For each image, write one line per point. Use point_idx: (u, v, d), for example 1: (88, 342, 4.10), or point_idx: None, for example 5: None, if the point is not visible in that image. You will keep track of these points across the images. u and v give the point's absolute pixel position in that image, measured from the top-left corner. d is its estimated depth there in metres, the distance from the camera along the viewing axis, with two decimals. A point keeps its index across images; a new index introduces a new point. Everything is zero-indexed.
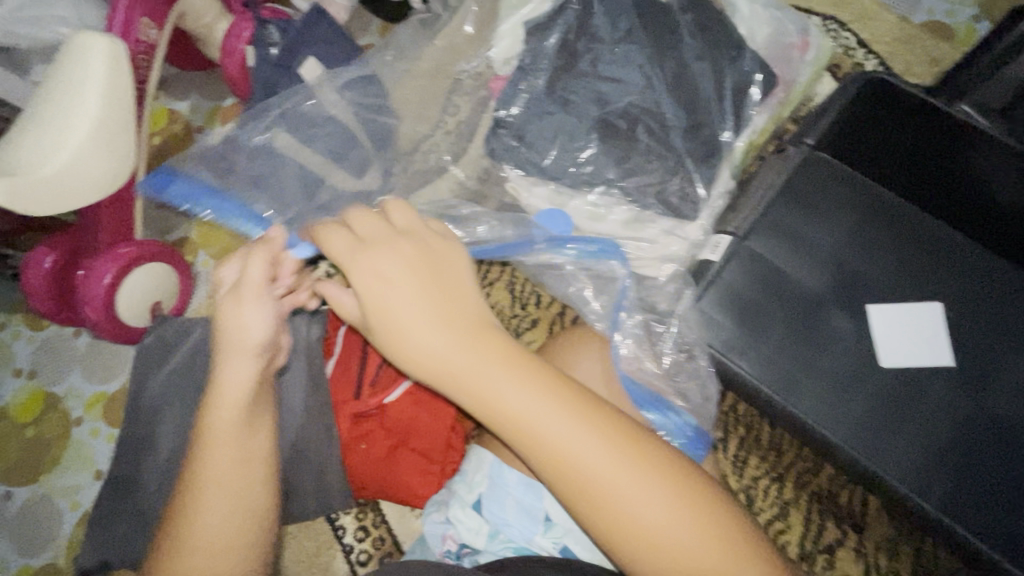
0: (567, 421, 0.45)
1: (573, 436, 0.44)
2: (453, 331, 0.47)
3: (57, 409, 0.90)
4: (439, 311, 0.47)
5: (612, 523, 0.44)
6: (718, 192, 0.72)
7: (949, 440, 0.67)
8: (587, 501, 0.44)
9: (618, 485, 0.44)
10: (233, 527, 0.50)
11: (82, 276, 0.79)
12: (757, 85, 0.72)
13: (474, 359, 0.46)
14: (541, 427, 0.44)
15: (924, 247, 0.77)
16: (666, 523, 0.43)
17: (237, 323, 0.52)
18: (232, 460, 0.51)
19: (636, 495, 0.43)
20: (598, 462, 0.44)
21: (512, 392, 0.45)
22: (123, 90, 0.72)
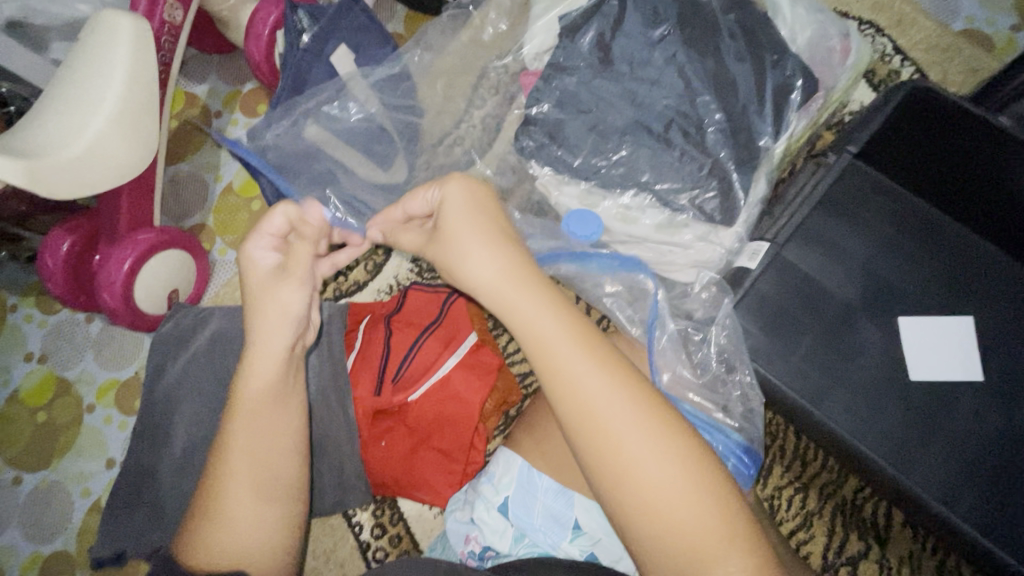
0: (617, 394, 0.46)
1: (619, 409, 0.46)
2: (517, 290, 0.49)
3: (69, 395, 0.88)
4: (507, 270, 0.49)
5: (634, 500, 0.44)
6: (755, 198, 0.71)
7: (979, 456, 0.66)
8: (616, 473, 0.45)
9: (650, 466, 0.44)
10: (264, 503, 0.52)
11: (100, 261, 0.77)
12: (798, 90, 0.70)
13: (536, 316, 0.48)
14: (605, 389, 0.46)
15: (955, 259, 0.76)
16: (686, 512, 0.43)
17: (274, 305, 0.52)
18: (266, 445, 0.52)
19: (666, 477, 0.44)
20: (637, 440, 0.45)
21: (582, 349, 0.47)
22: (147, 72, 0.70)
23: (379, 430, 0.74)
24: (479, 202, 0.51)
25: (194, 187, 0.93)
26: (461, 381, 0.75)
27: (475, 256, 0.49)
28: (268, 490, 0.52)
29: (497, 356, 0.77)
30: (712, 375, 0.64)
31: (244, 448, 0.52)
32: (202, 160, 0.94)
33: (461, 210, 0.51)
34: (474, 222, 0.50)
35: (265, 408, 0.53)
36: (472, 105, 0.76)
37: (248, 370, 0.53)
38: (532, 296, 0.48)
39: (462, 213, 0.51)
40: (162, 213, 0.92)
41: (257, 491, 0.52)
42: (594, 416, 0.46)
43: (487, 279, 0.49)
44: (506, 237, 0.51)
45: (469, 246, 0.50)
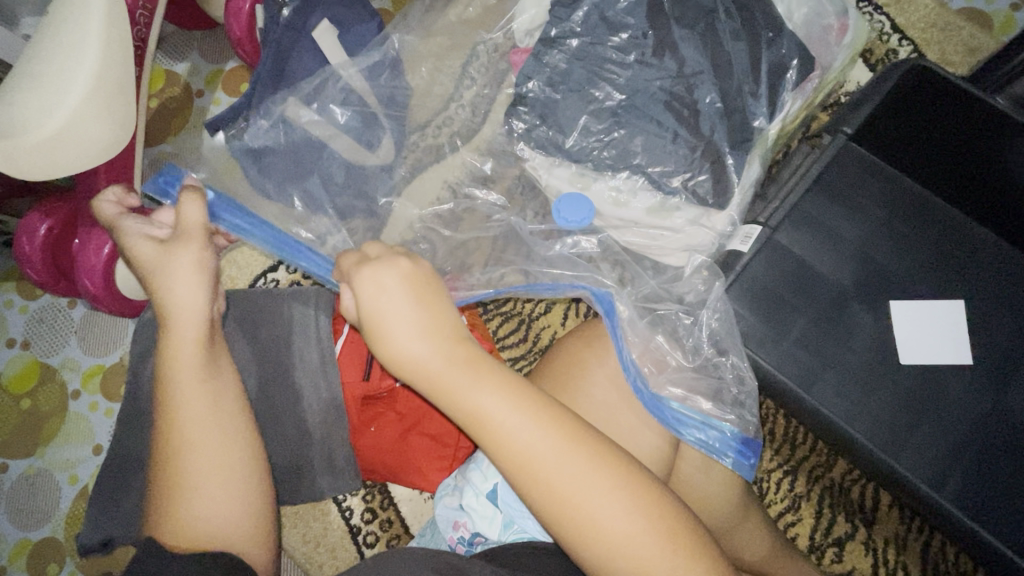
0: (554, 441, 0.46)
1: (556, 456, 0.46)
2: (448, 355, 0.49)
3: (54, 381, 0.87)
4: (429, 342, 0.49)
5: (587, 544, 0.45)
6: (748, 181, 0.69)
7: (965, 438, 0.67)
8: (558, 514, 0.45)
9: (596, 499, 0.45)
10: (229, 464, 0.51)
11: (79, 246, 0.76)
12: (794, 70, 0.68)
13: (458, 384, 0.48)
14: (530, 443, 0.46)
15: (949, 242, 0.75)
16: (631, 542, 0.44)
17: (180, 271, 0.54)
18: (201, 407, 0.51)
19: (611, 511, 0.45)
20: (580, 481, 0.45)
21: (503, 413, 0.47)
22: (121, 46, 0.67)
23: (369, 415, 0.74)
24: (394, 270, 0.51)
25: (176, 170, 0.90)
26: None
27: (401, 332, 0.49)
28: (226, 446, 0.51)
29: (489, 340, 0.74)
30: (705, 360, 0.64)
31: (199, 408, 0.51)
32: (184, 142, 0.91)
33: (383, 282, 0.50)
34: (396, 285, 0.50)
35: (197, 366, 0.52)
36: (462, 85, 0.74)
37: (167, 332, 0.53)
38: (459, 360, 0.49)
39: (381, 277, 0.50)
40: None
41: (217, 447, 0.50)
42: (535, 467, 0.46)
43: (414, 354, 0.49)
44: (427, 305, 0.51)
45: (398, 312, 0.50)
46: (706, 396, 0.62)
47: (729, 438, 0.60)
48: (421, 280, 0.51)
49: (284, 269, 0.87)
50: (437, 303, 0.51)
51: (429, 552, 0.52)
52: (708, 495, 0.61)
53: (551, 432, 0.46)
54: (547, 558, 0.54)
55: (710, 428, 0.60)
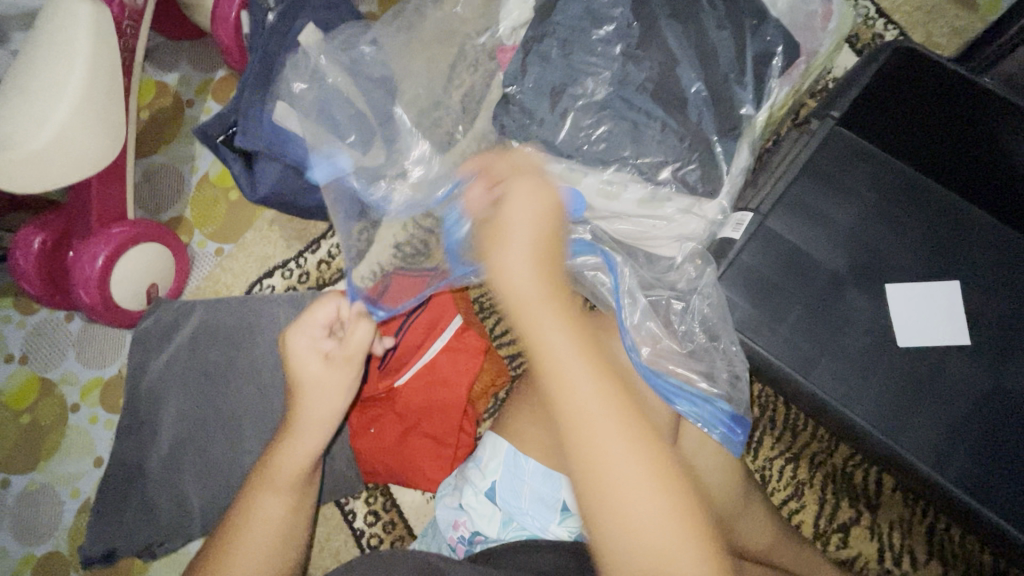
0: (611, 399, 0.44)
1: (604, 410, 0.44)
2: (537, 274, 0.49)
3: (53, 396, 0.87)
4: (528, 261, 0.49)
5: (610, 510, 0.42)
6: (739, 166, 0.69)
7: (965, 418, 0.67)
8: (590, 470, 0.43)
9: (634, 472, 0.42)
10: (276, 547, 0.52)
11: (73, 260, 0.75)
12: (779, 56, 0.68)
13: (538, 308, 0.47)
14: (588, 394, 0.44)
15: (943, 223, 0.75)
16: (655, 522, 0.41)
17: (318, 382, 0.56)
18: (268, 530, 0.52)
19: (645, 491, 0.42)
20: (622, 443, 0.43)
21: (574, 355, 0.45)
22: (108, 59, 0.67)
23: (368, 418, 0.74)
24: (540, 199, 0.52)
25: (169, 180, 0.91)
26: (445, 365, 0.74)
27: (509, 243, 0.49)
28: (284, 533, 0.53)
29: (483, 337, 0.75)
30: (700, 343, 0.65)
31: (266, 504, 0.53)
32: (177, 152, 0.91)
33: (518, 201, 0.51)
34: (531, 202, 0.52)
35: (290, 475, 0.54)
36: (450, 84, 0.74)
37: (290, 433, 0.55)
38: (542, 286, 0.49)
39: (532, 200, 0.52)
40: (138, 207, 0.90)
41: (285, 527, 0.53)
42: (582, 410, 0.44)
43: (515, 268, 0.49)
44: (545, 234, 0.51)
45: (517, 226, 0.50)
46: (704, 377, 0.63)
47: (722, 415, 0.61)
48: (553, 214, 0.52)
49: (279, 274, 0.86)
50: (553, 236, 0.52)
51: (425, 555, 0.52)
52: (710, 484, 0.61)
53: (608, 390, 0.45)
54: (547, 554, 0.54)
55: (705, 403, 0.61)
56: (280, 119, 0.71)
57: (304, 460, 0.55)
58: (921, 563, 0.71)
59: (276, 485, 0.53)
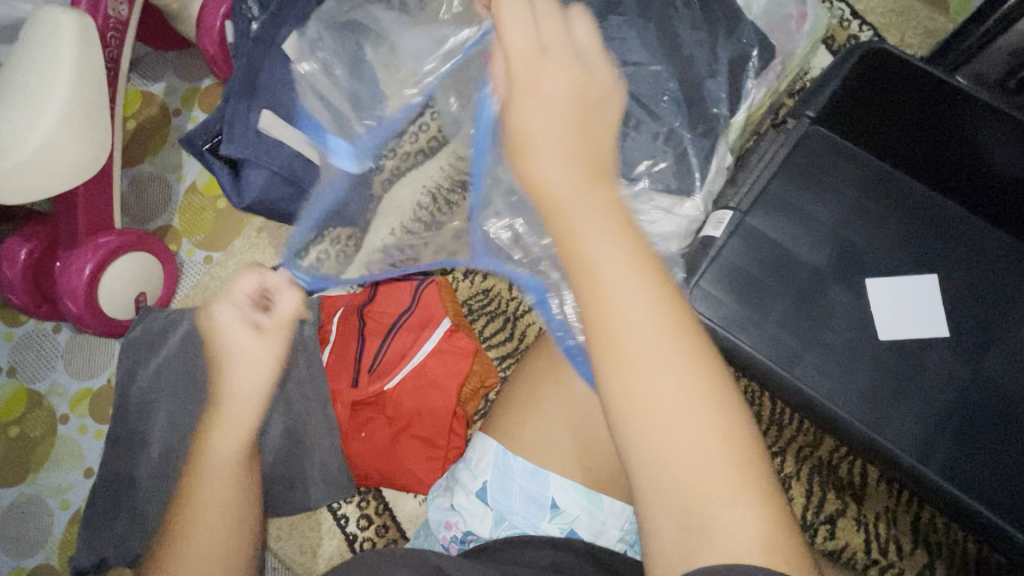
0: (644, 283, 0.37)
1: (625, 276, 0.38)
2: (559, 152, 0.41)
3: (42, 407, 0.87)
4: (562, 144, 0.41)
5: (627, 403, 0.36)
6: (722, 167, 0.71)
7: (946, 408, 0.69)
8: (608, 357, 0.37)
9: (664, 350, 0.36)
10: (229, 534, 0.53)
11: (60, 269, 0.76)
12: (755, 58, 0.69)
13: (564, 198, 0.40)
14: (613, 275, 0.37)
15: (922, 218, 0.77)
16: (682, 424, 0.35)
17: (243, 371, 0.56)
18: (219, 519, 0.52)
19: (671, 392, 0.35)
20: (650, 318, 0.37)
21: (598, 239, 0.39)
22: (93, 69, 0.68)
23: (359, 421, 0.75)
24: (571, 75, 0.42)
25: (157, 189, 0.91)
26: (435, 366, 0.74)
27: (539, 118, 0.41)
28: (236, 520, 0.54)
29: (473, 339, 0.75)
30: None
31: (218, 499, 0.53)
32: (164, 160, 0.92)
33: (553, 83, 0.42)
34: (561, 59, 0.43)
35: (235, 461, 0.55)
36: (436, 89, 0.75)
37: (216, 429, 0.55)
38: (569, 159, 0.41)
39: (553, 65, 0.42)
40: (125, 216, 0.90)
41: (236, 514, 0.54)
42: (602, 287, 0.37)
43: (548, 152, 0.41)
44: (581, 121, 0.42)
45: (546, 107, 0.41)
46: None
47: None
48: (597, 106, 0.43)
49: None
50: (592, 117, 0.43)
51: (423, 557, 0.52)
52: None
53: (638, 264, 0.38)
54: (537, 550, 0.55)
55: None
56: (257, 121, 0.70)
57: (238, 451, 0.55)
58: (906, 552, 0.72)
59: (218, 480, 0.53)
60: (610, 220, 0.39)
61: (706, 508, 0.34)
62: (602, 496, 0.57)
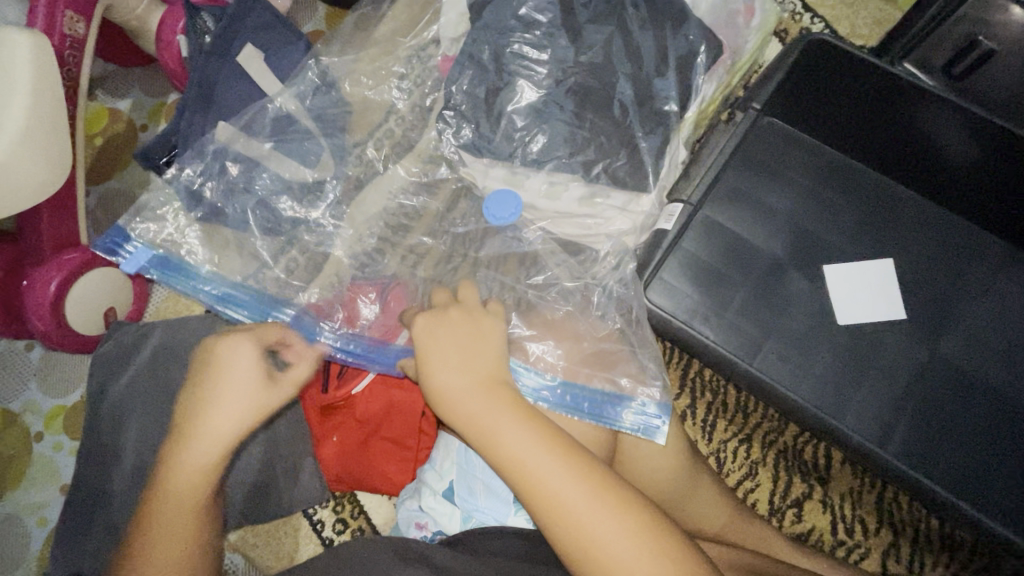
0: (536, 441, 0.53)
1: (522, 436, 0.53)
2: (476, 392, 0.56)
3: (16, 426, 0.87)
4: (457, 345, 0.58)
5: (572, 539, 0.50)
6: (675, 162, 0.74)
7: (903, 389, 0.70)
8: (544, 505, 0.51)
9: (587, 505, 0.50)
10: (191, 537, 0.56)
11: (27, 287, 0.76)
12: (703, 55, 0.71)
13: (465, 401, 0.56)
14: (513, 446, 0.53)
15: (875, 202, 0.78)
16: (616, 538, 0.49)
17: (234, 395, 0.59)
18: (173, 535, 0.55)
19: (592, 515, 0.50)
20: (567, 486, 0.51)
21: (499, 426, 0.54)
22: (50, 88, 0.69)
23: (329, 426, 0.75)
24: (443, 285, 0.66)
25: (125, 204, 0.91)
26: None
27: (436, 335, 0.59)
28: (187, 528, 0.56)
29: None
30: (614, 329, 0.68)
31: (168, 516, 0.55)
32: (132, 176, 0.92)
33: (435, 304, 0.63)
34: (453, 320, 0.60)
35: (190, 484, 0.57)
36: (397, 97, 0.77)
37: (189, 440, 0.58)
38: (484, 402, 0.55)
39: (450, 332, 0.59)
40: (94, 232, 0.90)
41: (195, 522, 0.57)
42: (509, 452, 0.53)
43: (445, 356, 0.58)
44: (466, 320, 0.60)
45: (434, 333, 0.59)
46: (629, 376, 0.65)
47: (642, 410, 0.64)
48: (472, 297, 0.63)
49: None
50: (480, 346, 0.59)
51: (400, 542, 0.54)
52: (655, 468, 0.66)
53: (529, 431, 0.53)
54: (505, 542, 0.56)
55: (626, 402, 0.64)
56: (211, 134, 0.73)
57: (201, 469, 0.57)
58: (872, 532, 0.73)
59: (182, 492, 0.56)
60: (500, 404, 0.55)
61: None
62: None
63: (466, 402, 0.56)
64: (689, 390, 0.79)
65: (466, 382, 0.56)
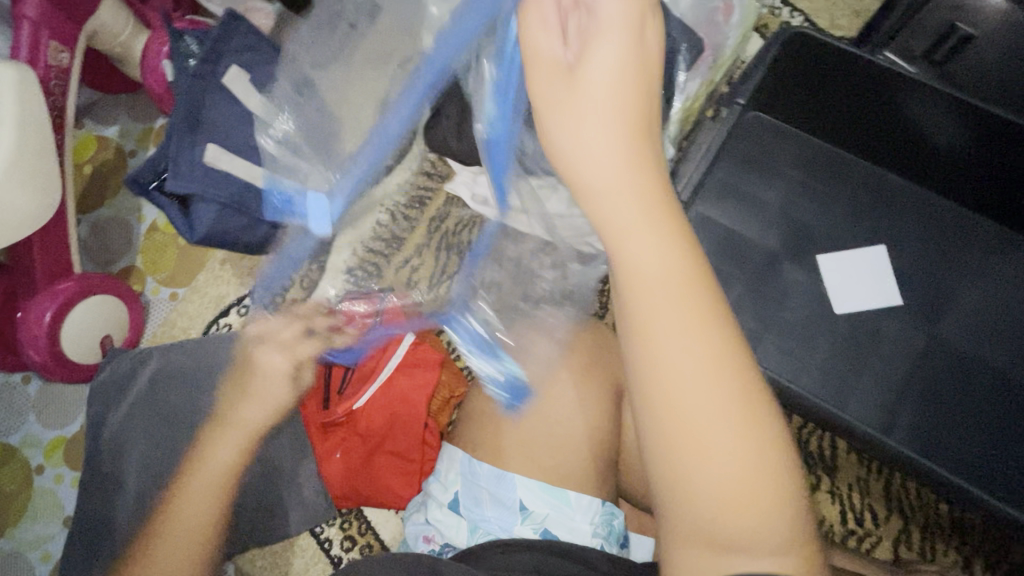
0: (686, 277, 0.39)
1: (665, 261, 0.39)
2: (625, 180, 0.41)
3: (16, 460, 0.86)
4: (614, 126, 0.41)
5: (670, 411, 0.37)
6: (660, 161, 0.75)
7: (906, 374, 0.70)
8: (655, 356, 0.38)
9: (709, 386, 0.37)
10: (205, 525, 0.53)
11: (22, 319, 0.76)
12: (684, 53, 0.70)
13: (594, 195, 0.42)
14: (639, 269, 0.39)
15: (864, 192, 0.79)
16: (715, 430, 0.37)
17: (264, 391, 0.56)
18: (190, 521, 0.52)
19: (708, 396, 0.37)
20: (699, 356, 0.37)
21: (634, 243, 0.40)
22: (36, 120, 0.69)
23: (333, 442, 0.75)
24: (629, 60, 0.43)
25: (118, 231, 0.91)
26: (404, 382, 0.74)
27: (590, 103, 0.42)
28: (218, 510, 0.53)
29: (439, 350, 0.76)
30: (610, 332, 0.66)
31: (187, 502, 0.53)
32: (122, 202, 0.92)
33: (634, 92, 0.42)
34: (632, 103, 0.41)
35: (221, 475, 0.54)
36: None
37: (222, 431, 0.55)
38: (636, 211, 0.40)
39: (595, 118, 0.42)
40: (88, 261, 0.90)
41: (205, 518, 0.53)
42: (640, 269, 0.39)
43: (591, 123, 0.42)
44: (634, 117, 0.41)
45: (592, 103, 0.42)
46: None
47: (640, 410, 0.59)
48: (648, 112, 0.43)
49: (234, 312, 0.86)
50: (642, 142, 0.42)
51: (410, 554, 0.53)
52: None
53: (676, 262, 0.39)
54: (516, 556, 0.53)
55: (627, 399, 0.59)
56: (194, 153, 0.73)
57: (236, 462, 0.55)
58: (882, 520, 0.73)
59: (203, 487, 0.53)
60: (633, 210, 0.40)
61: (731, 519, 0.36)
62: (566, 490, 0.57)
63: (614, 213, 0.41)
64: None
65: (610, 170, 0.41)
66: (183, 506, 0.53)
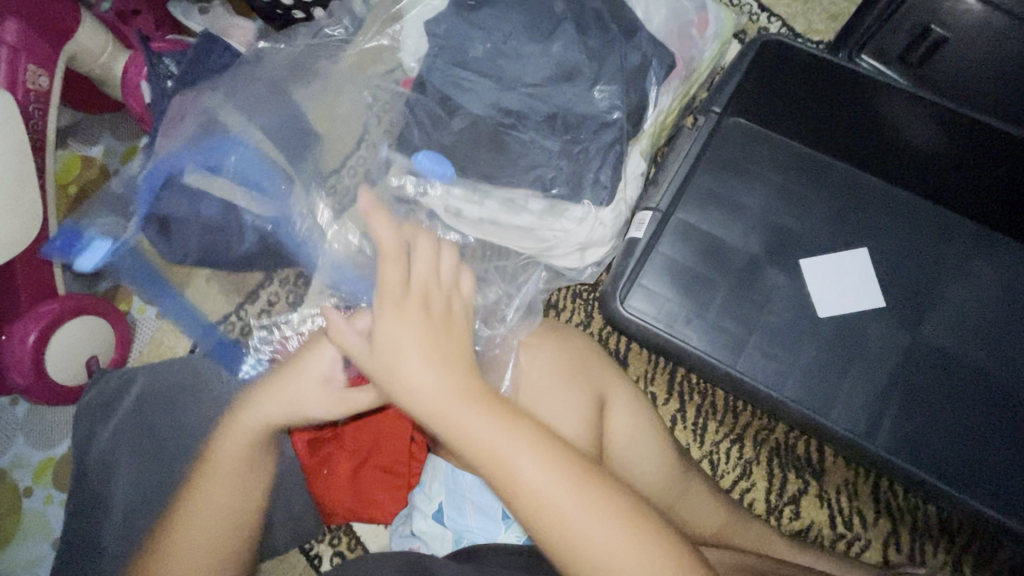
0: (510, 424, 0.48)
1: (490, 425, 0.48)
2: (442, 374, 0.50)
3: (5, 483, 0.85)
4: (418, 328, 0.51)
5: (556, 534, 0.47)
6: (635, 175, 0.75)
7: (890, 376, 0.70)
8: (525, 499, 0.47)
9: (565, 498, 0.47)
10: (228, 510, 0.56)
11: (6, 342, 0.76)
12: (654, 70, 0.72)
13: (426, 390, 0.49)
14: (491, 451, 0.47)
15: (845, 196, 0.79)
16: (590, 522, 0.47)
17: (297, 390, 0.57)
18: (209, 510, 0.55)
19: (570, 504, 0.47)
20: (546, 475, 0.47)
21: (466, 422, 0.48)
22: (16, 144, 0.69)
23: (320, 457, 0.74)
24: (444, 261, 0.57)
25: None
26: None
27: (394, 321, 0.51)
28: (239, 493, 0.56)
29: None
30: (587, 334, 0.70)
31: (209, 489, 0.55)
32: None
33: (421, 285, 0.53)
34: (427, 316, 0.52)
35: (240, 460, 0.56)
36: (369, 124, 0.77)
37: (237, 417, 0.58)
38: (459, 391, 0.49)
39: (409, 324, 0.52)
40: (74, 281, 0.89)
41: (231, 502, 0.56)
42: (477, 435, 0.48)
43: (391, 336, 0.51)
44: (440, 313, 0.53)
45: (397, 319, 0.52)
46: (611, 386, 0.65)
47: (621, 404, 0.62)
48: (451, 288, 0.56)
49: None
50: (450, 318, 0.54)
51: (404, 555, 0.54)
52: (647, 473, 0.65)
53: (502, 422, 0.48)
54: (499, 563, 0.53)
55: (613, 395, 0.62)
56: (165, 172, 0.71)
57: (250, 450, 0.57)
58: (871, 523, 0.73)
59: (224, 473, 0.56)
60: (458, 378, 0.50)
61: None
62: None
63: (433, 399, 0.49)
64: (677, 393, 0.79)
65: (423, 367, 0.50)
66: (201, 498, 0.55)
